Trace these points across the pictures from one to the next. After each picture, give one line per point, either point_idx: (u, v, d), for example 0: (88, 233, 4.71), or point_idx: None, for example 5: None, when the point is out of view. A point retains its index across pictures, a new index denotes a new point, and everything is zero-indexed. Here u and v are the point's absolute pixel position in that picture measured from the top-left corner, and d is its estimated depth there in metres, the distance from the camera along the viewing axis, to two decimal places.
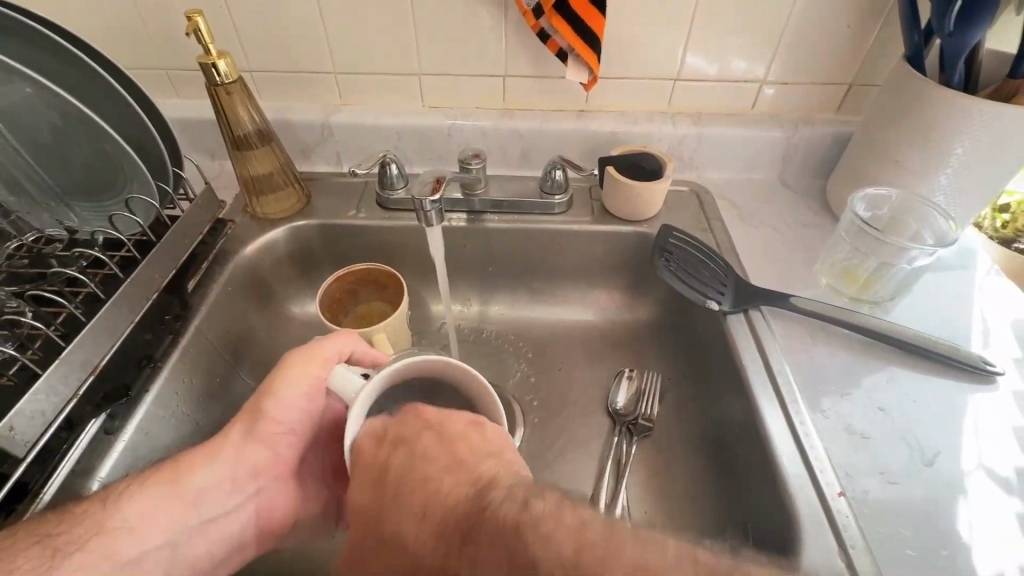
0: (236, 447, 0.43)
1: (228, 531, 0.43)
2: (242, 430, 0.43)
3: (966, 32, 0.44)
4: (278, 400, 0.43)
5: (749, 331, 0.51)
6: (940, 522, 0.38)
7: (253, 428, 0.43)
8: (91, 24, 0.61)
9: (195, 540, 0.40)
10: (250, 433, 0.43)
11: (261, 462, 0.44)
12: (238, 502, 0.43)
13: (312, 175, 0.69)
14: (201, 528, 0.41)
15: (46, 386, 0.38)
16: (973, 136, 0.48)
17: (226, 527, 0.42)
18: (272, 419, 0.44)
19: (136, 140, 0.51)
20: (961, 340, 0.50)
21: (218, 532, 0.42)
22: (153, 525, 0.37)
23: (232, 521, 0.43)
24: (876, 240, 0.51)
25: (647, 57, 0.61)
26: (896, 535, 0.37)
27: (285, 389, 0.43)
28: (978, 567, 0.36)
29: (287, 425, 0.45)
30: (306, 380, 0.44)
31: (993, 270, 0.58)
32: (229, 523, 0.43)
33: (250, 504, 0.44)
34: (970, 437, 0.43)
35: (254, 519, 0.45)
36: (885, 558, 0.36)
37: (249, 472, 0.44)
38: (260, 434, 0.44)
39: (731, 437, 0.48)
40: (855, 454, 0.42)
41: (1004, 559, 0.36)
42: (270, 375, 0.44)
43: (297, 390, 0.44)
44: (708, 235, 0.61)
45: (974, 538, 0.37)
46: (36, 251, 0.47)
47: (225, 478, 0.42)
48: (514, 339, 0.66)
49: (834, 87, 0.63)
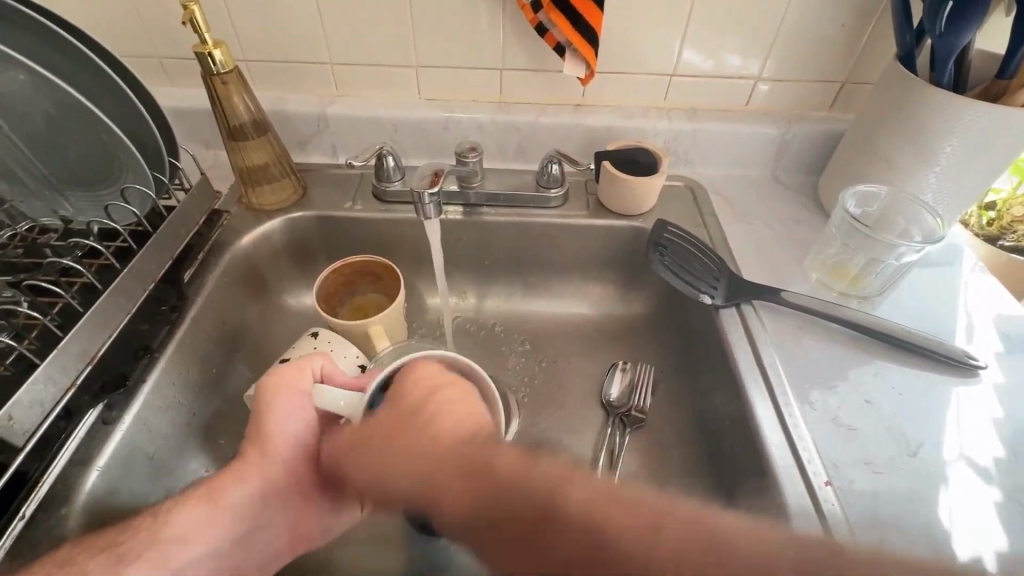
0: (256, 471, 0.43)
1: (263, 541, 0.44)
2: (255, 456, 0.43)
3: (956, 34, 0.45)
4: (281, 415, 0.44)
5: (740, 324, 0.52)
6: (921, 510, 0.40)
7: (264, 454, 0.43)
8: (81, 9, 0.60)
9: (235, 551, 0.42)
10: (265, 457, 0.43)
11: (290, 477, 0.45)
12: (274, 513, 0.44)
13: (307, 165, 0.69)
14: (239, 539, 0.42)
15: (45, 376, 0.38)
16: (962, 136, 0.49)
17: (269, 534, 0.44)
18: (280, 439, 0.44)
19: (131, 128, 0.51)
20: (946, 335, 0.51)
21: (254, 545, 0.43)
22: (184, 539, 0.39)
23: (266, 533, 0.44)
24: (865, 237, 0.52)
25: (643, 54, 0.62)
26: (881, 523, 0.39)
27: (280, 405, 0.44)
28: (956, 551, 0.37)
29: (298, 441, 0.45)
30: (298, 398, 0.44)
31: (979, 267, 0.59)
32: (269, 529, 0.44)
33: (288, 512, 0.45)
34: (952, 428, 0.44)
35: (292, 524, 0.45)
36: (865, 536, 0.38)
37: (279, 486, 0.44)
38: (276, 455, 0.44)
39: (721, 429, 0.50)
40: (841, 443, 0.43)
41: (981, 544, 0.38)
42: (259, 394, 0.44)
43: (287, 409, 0.44)
44: (701, 230, 0.62)
45: (953, 524, 0.39)
46: (31, 242, 0.47)
47: (257, 495, 0.43)
48: (510, 332, 0.67)
49: (827, 85, 0.64)
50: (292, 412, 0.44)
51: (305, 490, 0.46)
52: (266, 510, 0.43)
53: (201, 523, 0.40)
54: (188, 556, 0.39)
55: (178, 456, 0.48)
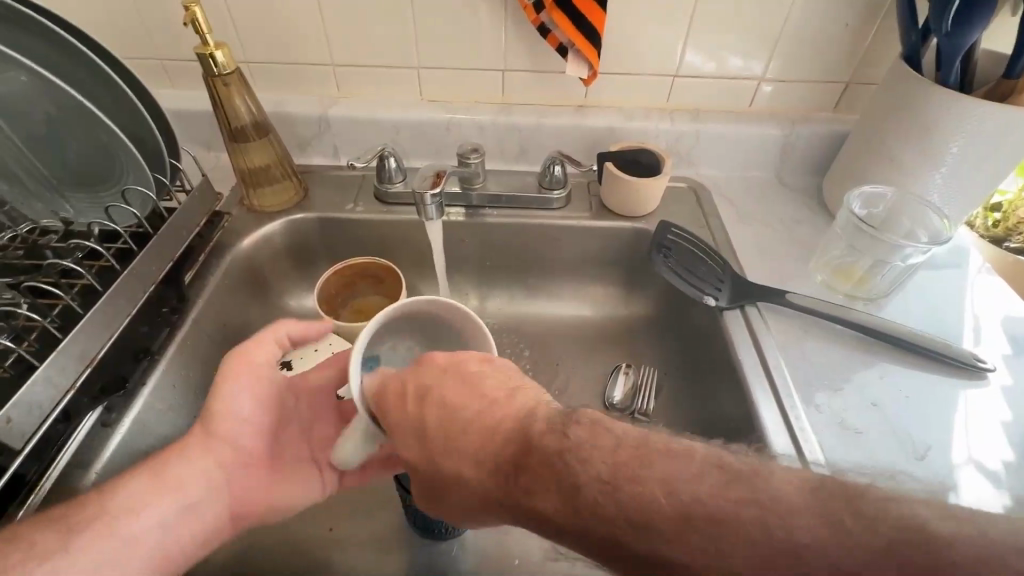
0: (202, 443, 0.42)
1: (207, 517, 0.41)
2: (201, 428, 0.43)
3: (963, 32, 0.45)
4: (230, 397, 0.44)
5: (745, 326, 0.52)
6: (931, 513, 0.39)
7: (210, 428, 0.43)
8: (84, 11, 0.60)
9: (177, 524, 0.39)
10: (212, 432, 0.43)
11: (234, 451, 0.44)
12: (216, 491, 0.42)
13: (308, 167, 0.69)
14: (181, 514, 0.40)
15: (44, 377, 0.37)
16: (969, 136, 0.49)
17: (211, 512, 0.42)
18: (229, 417, 0.44)
19: (132, 129, 0.50)
20: (952, 337, 0.51)
21: (197, 519, 0.41)
22: (130, 510, 0.37)
23: (209, 509, 0.42)
24: (870, 238, 0.52)
25: (646, 55, 0.62)
26: None
27: (236, 387, 0.44)
28: None
29: (248, 421, 0.45)
30: (251, 379, 0.45)
31: (985, 268, 0.58)
32: (210, 507, 0.42)
33: (229, 490, 0.43)
34: (960, 431, 0.44)
35: (233, 502, 0.43)
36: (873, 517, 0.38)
37: (223, 461, 0.43)
38: (221, 431, 0.43)
39: (726, 431, 0.49)
40: (847, 447, 0.42)
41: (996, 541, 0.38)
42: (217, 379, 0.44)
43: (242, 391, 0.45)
44: (705, 231, 0.62)
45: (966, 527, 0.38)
46: (31, 243, 0.46)
47: (200, 468, 0.42)
48: (511, 334, 0.67)
49: (832, 86, 0.64)
50: (245, 393, 0.45)
51: (248, 468, 0.45)
52: (208, 486, 0.42)
53: (144, 493, 0.38)
54: (137, 526, 0.37)
55: None
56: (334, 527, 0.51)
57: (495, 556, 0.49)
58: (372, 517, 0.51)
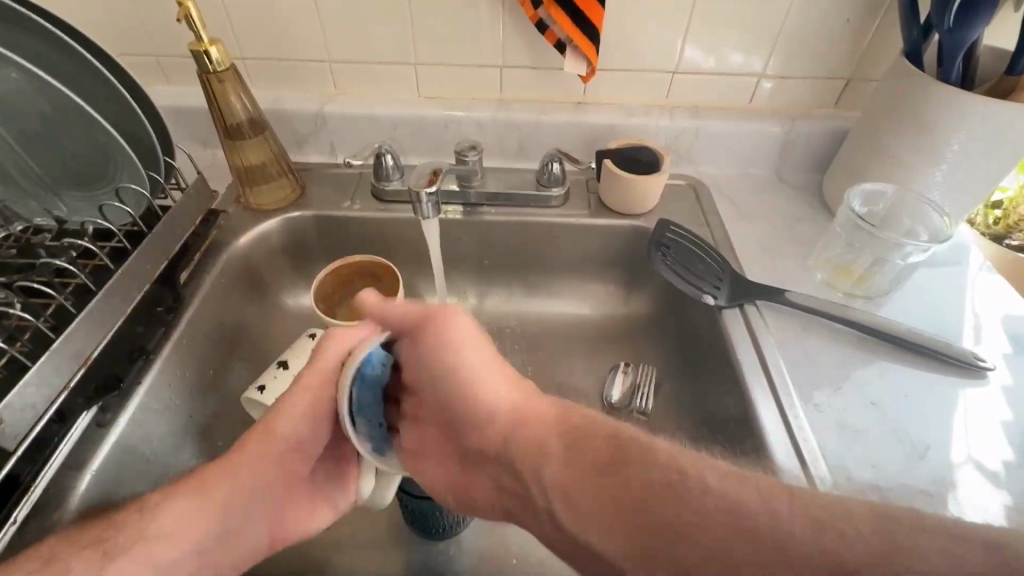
0: (252, 460, 0.42)
1: (248, 539, 0.42)
2: (255, 444, 0.43)
3: (964, 29, 0.44)
4: (284, 417, 0.43)
5: (744, 325, 0.51)
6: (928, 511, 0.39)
7: (264, 444, 0.43)
8: (79, 7, 0.59)
9: (216, 548, 0.40)
10: (260, 451, 0.43)
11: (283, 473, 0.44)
12: (260, 511, 0.43)
13: (305, 165, 0.68)
14: (221, 539, 0.41)
15: (37, 378, 0.37)
16: (970, 133, 0.48)
17: (252, 538, 0.42)
18: (281, 437, 0.43)
19: (126, 127, 0.50)
20: (952, 336, 0.51)
21: (238, 542, 0.41)
22: (165, 534, 0.38)
23: (251, 532, 0.42)
24: (869, 235, 0.51)
25: (645, 51, 0.61)
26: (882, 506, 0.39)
27: (289, 407, 0.43)
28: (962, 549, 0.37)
29: (301, 443, 0.44)
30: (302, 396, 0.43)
31: (986, 267, 0.58)
32: (251, 530, 0.42)
33: (271, 512, 0.43)
34: (960, 430, 0.43)
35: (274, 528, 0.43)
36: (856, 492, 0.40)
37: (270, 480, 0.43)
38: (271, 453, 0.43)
39: (725, 430, 0.49)
40: (846, 447, 0.42)
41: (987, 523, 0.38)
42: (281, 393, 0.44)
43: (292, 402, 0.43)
44: (704, 230, 0.61)
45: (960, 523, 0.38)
46: (25, 242, 0.46)
47: (247, 489, 0.42)
48: (510, 332, 0.67)
49: (833, 82, 0.63)
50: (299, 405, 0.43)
51: (291, 489, 0.45)
52: (251, 507, 0.42)
53: (185, 513, 0.39)
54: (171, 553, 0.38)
55: (172, 458, 0.48)
56: (332, 527, 0.51)
57: (493, 555, 0.48)
58: (371, 517, 0.51)
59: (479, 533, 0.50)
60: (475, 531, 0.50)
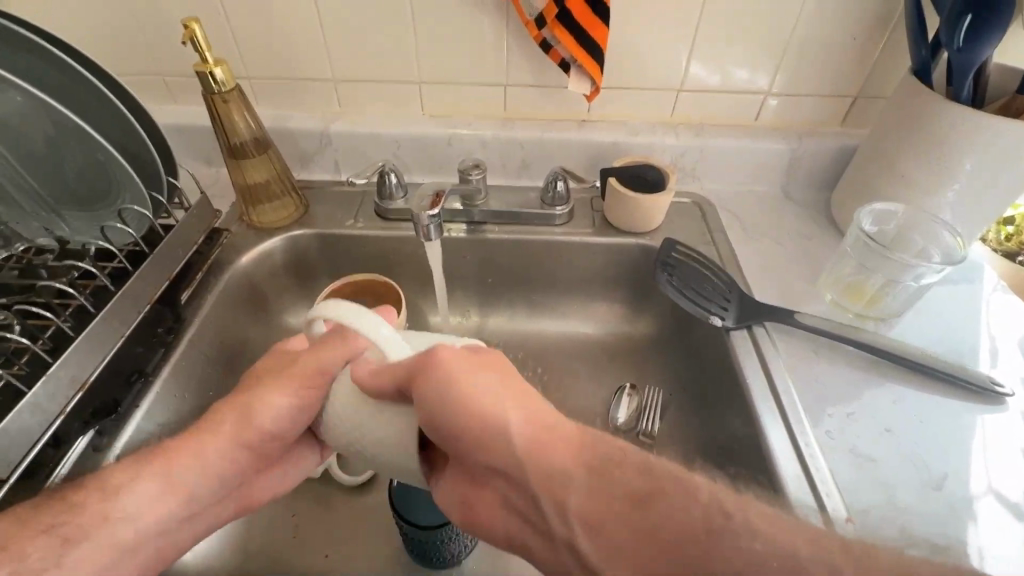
0: (222, 444, 0.39)
1: (211, 522, 0.40)
2: (230, 431, 0.39)
3: (975, 47, 0.44)
4: (270, 405, 0.38)
5: (753, 348, 0.50)
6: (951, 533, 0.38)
7: (240, 431, 0.39)
8: (88, 30, 0.60)
9: (182, 529, 0.38)
10: (229, 428, 0.39)
11: (255, 455, 0.40)
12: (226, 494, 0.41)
13: (310, 183, 0.68)
14: (188, 519, 0.38)
15: (33, 403, 0.37)
16: (980, 153, 0.48)
17: (217, 516, 0.40)
18: (263, 424, 0.39)
19: (129, 149, 0.50)
20: (968, 359, 0.49)
21: (203, 524, 0.39)
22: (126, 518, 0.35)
23: (216, 512, 0.40)
24: (882, 256, 0.50)
25: (650, 69, 0.61)
26: (893, 502, 0.39)
27: (278, 395, 0.38)
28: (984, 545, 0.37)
29: (277, 435, 0.39)
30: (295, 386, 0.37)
31: (999, 287, 0.57)
32: (212, 512, 0.40)
33: (236, 490, 0.42)
34: (979, 460, 0.42)
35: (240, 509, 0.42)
36: (857, 489, 0.40)
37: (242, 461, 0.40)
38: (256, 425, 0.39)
39: (735, 456, 0.48)
40: (859, 476, 0.41)
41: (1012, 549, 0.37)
42: (269, 377, 0.38)
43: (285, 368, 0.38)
44: (710, 248, 0.60)
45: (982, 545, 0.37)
46: (26, 263, 0.46)
47: (212, 475, 0.39)
48: (513, 352, 0.66)
49: (839, 99, 0.63)
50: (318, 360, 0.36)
51: (264, 467, 0.42)
52: (215, 488, 0.39)
53: (157, 497, 0.36)
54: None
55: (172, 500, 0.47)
56: (329, 554, 0.49)
57: None
58: (370, 543, 0.50)
59: (481, 561, 0.48)
60: (477, 559, 0.48)
